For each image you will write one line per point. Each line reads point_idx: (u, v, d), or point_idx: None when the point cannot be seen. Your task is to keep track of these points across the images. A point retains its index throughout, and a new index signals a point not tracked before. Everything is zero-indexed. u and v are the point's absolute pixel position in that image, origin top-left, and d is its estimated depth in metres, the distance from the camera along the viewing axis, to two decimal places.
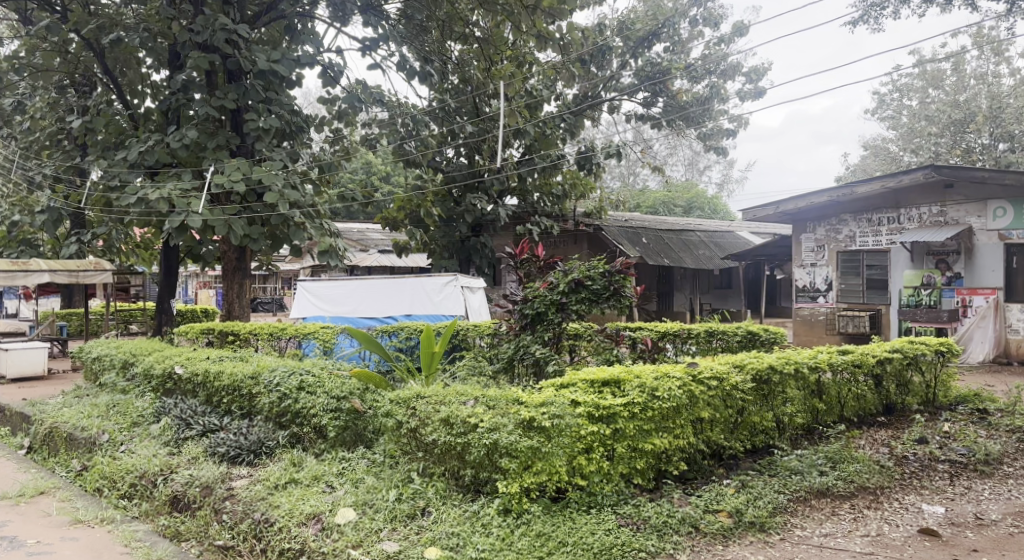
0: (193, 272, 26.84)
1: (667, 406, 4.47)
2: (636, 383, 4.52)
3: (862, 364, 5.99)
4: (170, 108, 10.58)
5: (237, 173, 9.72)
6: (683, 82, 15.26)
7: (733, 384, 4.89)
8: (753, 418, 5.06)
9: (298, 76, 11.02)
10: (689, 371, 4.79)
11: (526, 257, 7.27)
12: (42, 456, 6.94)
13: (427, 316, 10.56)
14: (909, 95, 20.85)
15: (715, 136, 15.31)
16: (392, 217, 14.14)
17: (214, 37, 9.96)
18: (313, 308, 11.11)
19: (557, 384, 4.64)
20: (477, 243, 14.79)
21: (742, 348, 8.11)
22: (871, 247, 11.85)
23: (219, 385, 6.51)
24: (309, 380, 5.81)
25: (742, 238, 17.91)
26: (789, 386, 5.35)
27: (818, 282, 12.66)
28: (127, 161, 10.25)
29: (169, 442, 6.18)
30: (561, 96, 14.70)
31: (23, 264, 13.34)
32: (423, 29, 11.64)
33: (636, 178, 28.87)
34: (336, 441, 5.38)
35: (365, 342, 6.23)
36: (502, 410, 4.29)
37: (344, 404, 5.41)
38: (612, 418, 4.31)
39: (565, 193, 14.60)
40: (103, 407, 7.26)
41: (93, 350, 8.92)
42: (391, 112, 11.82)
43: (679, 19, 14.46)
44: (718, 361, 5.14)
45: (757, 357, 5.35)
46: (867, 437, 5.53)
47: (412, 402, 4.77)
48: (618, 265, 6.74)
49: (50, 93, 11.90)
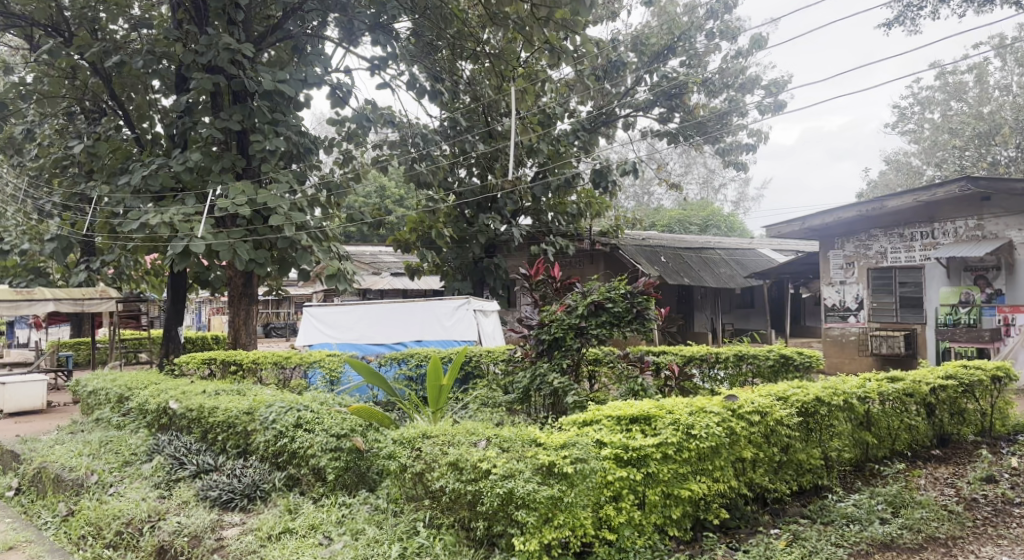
0: (207, 298, 26.52)
1: (705, 445, 3.95)
2: (668, 420, 4.01)
3: (914, 392, 5.44)
4: (175, 132, 10.23)
5: (242, 197, 9.34)
6: (700, 96, 14.82)
7: (777, 418, 4.37)
8: (800, 455, 4.52)
9: (305, 96, 10.68)
10: (727, 405, 4.28)
11: (541, 278, 6.81)
12: (28, 498, 6.46)
13: (438, 342, 10.12)
14: (930, 108, 20.28)
15: (734, 150, 14.73)
16: (403, 239, 13.73)
17: (219, 58, 9.53)
18: (319, 334, 10.66)
19: (578, 422, 4.13)
20: (490, 264, 14.23)
21: (774, 374, 7.54)
22: (904, 263, 11.25)
23: (214, 422, 6.06)
24: (306, 417, 5.36)
25: (764, 256, 17.33)
26: (837, 418, 4.83)
27: (848, 301, 12.04)
28: (131, 186, 9.87)
29: (161, 484, 5.74)
30: (574, 114, 14.36)
31: (27, 293, 12.95)
32: (433, 48, 11.25)
33: (650, 198, 28.52)
34: (336, 484, 4.91)
35: (367, 375, 5.79)
36: (518, 453, 3.80)
37: (344, 443, 4.92)
38: (643, 461, 3.80)
39: (580, 212, 14.42)
40: (95, 445, 6.82)
41: (89, 383, 8.50)
42: (402, 132, 11.47)
43: (695, 33, 14.09)
44: (759, 393, 4.63)
45: (800, 387, 4.84)
46: (928, 476, 4.97)
47: (418, 443, 4.30)
48: (641, 285, 6.27)
49: (58, 119, 11.62)
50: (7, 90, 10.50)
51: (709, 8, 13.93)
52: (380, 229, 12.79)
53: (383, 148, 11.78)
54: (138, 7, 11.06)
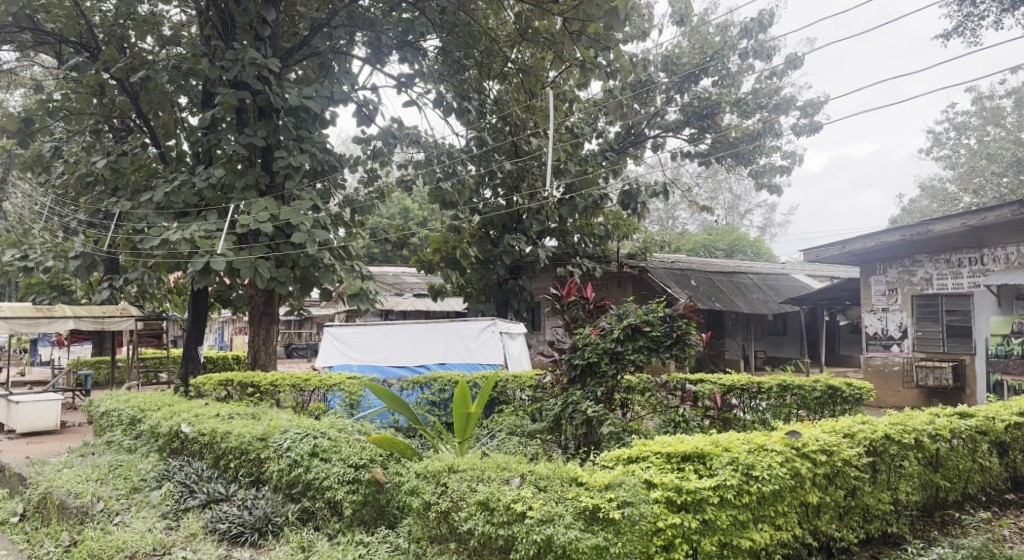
0: (230, 318, 26.46)
1: (769, 489, 3.51)
2: (726, 459, 3.59)
3: (987, 431, 4.96)
4: (200, 149, 10.01)
5: (264, 213, 9.08)
6: (733, 116, 14.41)
7: (845, 458, 3.94)
8: (868, 501, 4.07)
9: (331, 113, 10.43)
10: (790, 443, 3.86)
11: (573, 299, 6.43)
12: (32, 525, 6.09)
13: (461, 366, 9.76)
14: (966, 134, 19.72)
15: (768, 172, 14.16)
16: (426, 259, 13.38)
17: (244, 73, 9.25)
18: (340, 357, 10.22)
19: (623, 459, 3.73)
20: (515, 286, 13.94)
21: (821, 406, 7.03)
22: (951, 291, 10.70)
23: (227, 447, 5.70)
24: (323, 445, 4.98)
25: (797, 282, 16.79)
26: (908, 458, 4.37)
27: (892, 329, 11.43)
28: (153, 203, 9.62)
29: (168, 514, 5.40)
30: (602, 135, 14.05)
31: (48, 310, 12.50)
32: (462, 67, 10.94)
33: (675, 222, 28.07)
34: (354, 520, 4.53)
35: (389, 400, 5.40)
36: (556, 494, 3.40)
37: (363, 475, 4.55)
38: (699, 505, 3.36)
39: (608, 234, 13.99)
40: (104, 469, 6.49)
41: (102, 404, 8.21)
42: (428, 152, 11.19)
43: (728, 52, 13.72)
44: (823, 429, 4.20)
45: (865, 424, 4.41)
46: (1010, 527, 4.48)
47: (443, 477, 3.92)
48: (681, 308, 5.87)
49: (84, 137, 11.41)
50: (34, 106, 10.32)
51: (742, 27, 13.56)
52: (403, 250, 12.47)
53: (409, 167, 11.50)
54: (167, 25, 10.90)
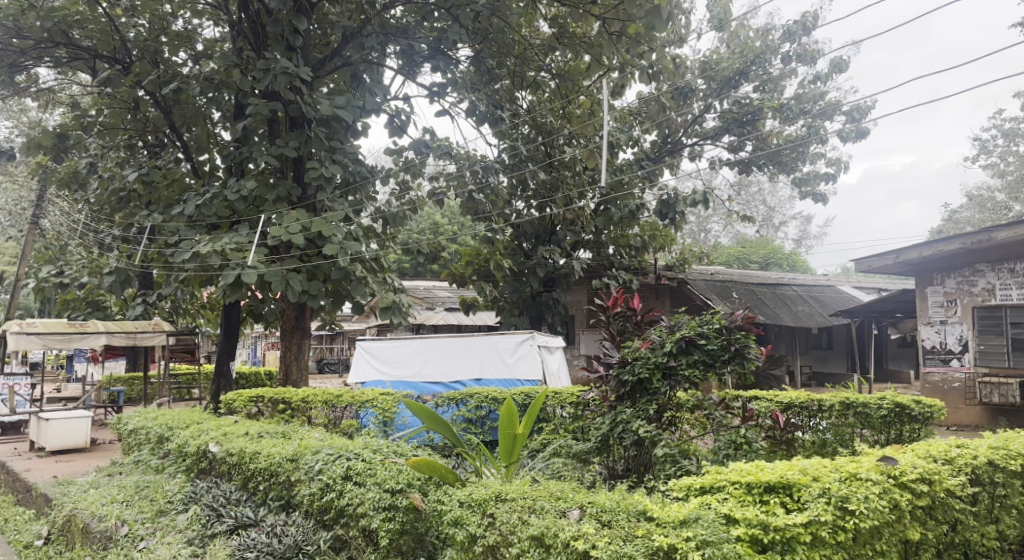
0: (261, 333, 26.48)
1: (867, 524, 3.07)
2: (815, 490, 3.17)
3: None
4: (232, 162, 9.80)
5: (295, 225, 8.81)
6: (774, 122, 13.90)
7: (946, 487, 3.52)
8: (970, 535, 3.62)
9: (363, 123, 10.18)
10: (885, 470, 3.42)
11: (619, 311, 6.01)
12: (56, 549, 5.84)
13: (498, 381, 9.40)
14: (1016, 141, 18.88)
15: (812, 179, 13.64)
16: (458, 272, 13.08)
17: (275, 83, 8.95)
18: (373, 371, 9.86)
19: (693, 489, 3.34)
20: (550, 299, 13.49)
21: (886, 425, 6.52)
22: (1016, 301, 10.05)
23: (256, 469, 5.38)
24: (357, 468, 4.63)
25: (843, 294, 16.16)
26: (1012, 487, 3.92)
27: (951, 343, 10.73)
28: (184, 216, 9.40)
29: (194, 540, 5.09)
30: (638, 144, 13.63)
31: (80, 324, 12.33)
32: (495, 77, 10.59)
33: (707, 235, 27.50)
34: (391, 550, 4.17)
35: (426, 419, 5.04)
36: (623, 532, 3.00)
37: (401, 500, 4.20)
38: (789, 546, 2.93)
39: (644, 245, 13.39)
40: (130, 491, 6.22)
41: (131, 422, 7.98)
42: (461, 163, 10.89)
43: (770, 57, 13.22)
44: (918, 454, 3.77)
45: (963, 448, 3.96)
46: None
47: (491, 507, 3.56)
48: (738, 319, 5.45)
49: (118, 152, 11.29)
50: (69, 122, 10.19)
51: (785, 31, 13.08)
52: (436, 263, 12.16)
53: (441, 179, 11.20)
54: (200, 40, 10.76)
